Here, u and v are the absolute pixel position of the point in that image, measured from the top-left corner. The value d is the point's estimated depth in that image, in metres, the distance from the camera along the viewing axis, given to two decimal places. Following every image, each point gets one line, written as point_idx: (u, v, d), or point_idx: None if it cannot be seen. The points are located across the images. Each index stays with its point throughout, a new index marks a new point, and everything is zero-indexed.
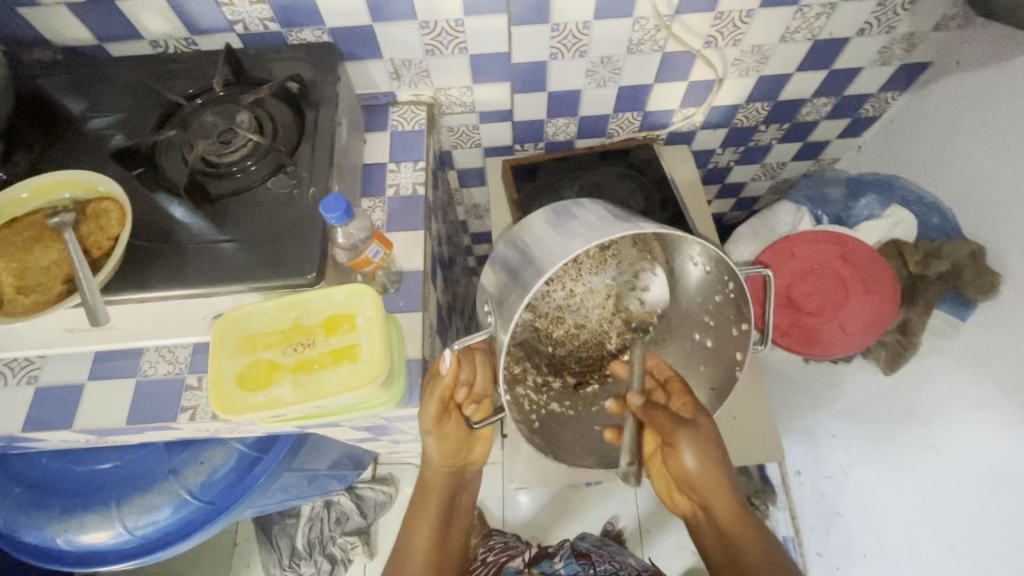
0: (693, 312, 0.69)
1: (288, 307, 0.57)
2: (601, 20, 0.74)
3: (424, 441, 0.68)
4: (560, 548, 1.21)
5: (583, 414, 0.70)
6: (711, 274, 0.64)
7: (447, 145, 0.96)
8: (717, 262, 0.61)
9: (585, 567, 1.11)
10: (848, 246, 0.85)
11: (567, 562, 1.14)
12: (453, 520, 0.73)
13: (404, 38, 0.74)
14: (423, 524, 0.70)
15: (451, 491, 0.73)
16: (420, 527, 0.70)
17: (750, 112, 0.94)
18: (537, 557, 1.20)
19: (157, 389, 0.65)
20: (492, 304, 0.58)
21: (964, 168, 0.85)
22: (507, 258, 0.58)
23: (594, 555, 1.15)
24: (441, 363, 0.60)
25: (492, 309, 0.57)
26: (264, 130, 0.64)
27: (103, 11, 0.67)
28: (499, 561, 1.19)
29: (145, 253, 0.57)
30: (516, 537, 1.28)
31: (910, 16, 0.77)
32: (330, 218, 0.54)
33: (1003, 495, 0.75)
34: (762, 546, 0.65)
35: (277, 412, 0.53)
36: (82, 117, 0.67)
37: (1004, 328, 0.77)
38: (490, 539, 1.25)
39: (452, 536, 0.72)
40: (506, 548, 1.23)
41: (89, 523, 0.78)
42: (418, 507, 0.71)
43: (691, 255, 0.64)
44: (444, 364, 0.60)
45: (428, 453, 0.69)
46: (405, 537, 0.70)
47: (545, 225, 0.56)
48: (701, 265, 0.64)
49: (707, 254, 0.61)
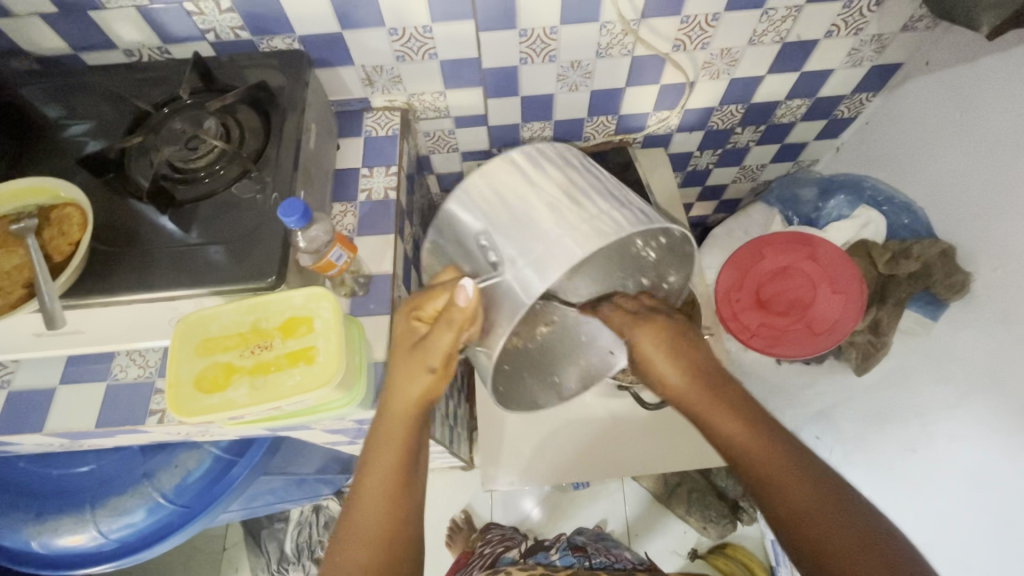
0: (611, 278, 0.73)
1: (247, 310, 0.58)
2: (568, 25, 0.74)
3: (415, 384, 0.57)
4: (557, 541, 1.18)
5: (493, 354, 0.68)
6: (650, 259, 0.69)
7: (424, 150, 0.97)
8: (670, 254, 0.65)
9: (581, 557, 1.09)
10: (818, 246, 0.85)
11: (562, 554, 1.10)
12: (420, 468, 0.60)
13: (373, 44, 0.75)
14: (381, 466, 0.58)
15: (417, 426, 0.59)
16: (375, 477, 0.57)
17: (726, 115, 0.95)
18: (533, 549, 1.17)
19: (128, 392, 0.65)
20: (487, 239, 0.55)
21: (937, 167, 0.85)
22: (491, 203, 0.56)
23: (589, 548, 1.13)
24: (465, 294, 0.53)
25: (488, 245, 0.55)
26: (230, 137, 0.64)
27: (77, 21, 0.68)
28: (494, 551, 1.16)
29: (106, 258, 0.58)
30: (512, 529, 1.29)
31: (877, 18, 0.78)
32: (289, 222, 0.54)
33: (980, 494, 0.75)
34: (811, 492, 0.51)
35: (233, 414, 0.55)
36: (57, 124, 0.69)
37: (976, 329, 0.77)
38: (488, 532, 1.26)
39: (418, 481, 0.59)
40: (502, 540, 1.20)
41: (65, 526, 0.79)
42: (373, 449, 0.58)
43: (641, 239, 0.65)
44: (461, 295, 0.53)
45: (405, 387, 0.58)
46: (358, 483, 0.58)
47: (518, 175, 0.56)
48: (645, 250, 0.67)
49: (662, 245, 0.64)
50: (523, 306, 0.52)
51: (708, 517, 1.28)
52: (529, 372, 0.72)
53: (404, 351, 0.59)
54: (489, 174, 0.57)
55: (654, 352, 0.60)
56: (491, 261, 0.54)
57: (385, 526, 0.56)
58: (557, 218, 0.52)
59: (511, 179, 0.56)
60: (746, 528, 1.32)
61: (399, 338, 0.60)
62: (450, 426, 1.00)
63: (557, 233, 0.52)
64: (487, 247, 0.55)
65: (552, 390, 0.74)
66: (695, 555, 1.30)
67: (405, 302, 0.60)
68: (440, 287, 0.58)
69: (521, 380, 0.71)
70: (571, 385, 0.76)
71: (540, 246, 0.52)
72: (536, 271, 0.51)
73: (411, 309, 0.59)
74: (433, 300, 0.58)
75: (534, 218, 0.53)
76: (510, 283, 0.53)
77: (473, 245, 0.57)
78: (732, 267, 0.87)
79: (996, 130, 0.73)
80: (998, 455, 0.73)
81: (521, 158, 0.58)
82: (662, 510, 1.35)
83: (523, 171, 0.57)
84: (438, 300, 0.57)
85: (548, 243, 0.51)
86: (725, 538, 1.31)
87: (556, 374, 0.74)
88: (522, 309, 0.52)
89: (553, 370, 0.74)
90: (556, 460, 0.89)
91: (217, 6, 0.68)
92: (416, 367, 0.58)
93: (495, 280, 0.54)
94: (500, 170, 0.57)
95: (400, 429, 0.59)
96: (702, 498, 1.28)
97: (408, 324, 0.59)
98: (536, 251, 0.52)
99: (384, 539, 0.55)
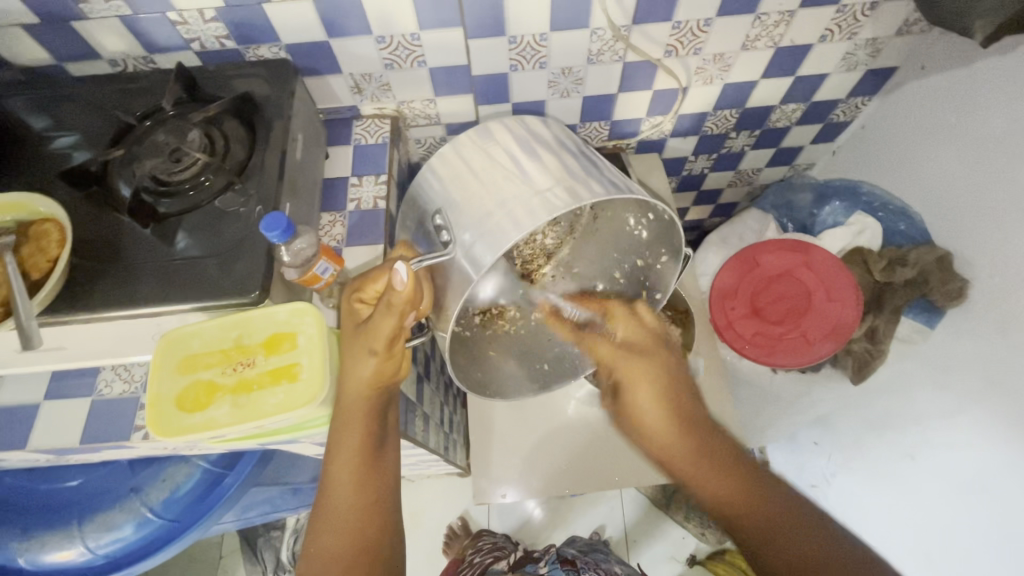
0: (604, 261, 0.77)
1: (229, 326, 0.57)
2: (557, 32, 0.73)
3: (360, 364, 0.56)
4: (546, 552, 1.17)
5: (480, 337, 0.73)
6: (642, 239, 0.72)
7: (416, 156, 0.96)
8: (660, 231, 0.68)
9: (570, 572, 1.08)
10: (812, 254, 0.84)
11: (552, 568, 1.09)
12: (386, 444, 0.60)
13: (361, 53, 0.74)
14: (348, 456, 0.58)
15: (379, 411, 0.59)
16: (344, 460, 0.58)
17: (720, 119, 0.94)
18: (522, 562, 1.16)
19: (111, 408, 0.64)
20: (442, 219, 0.60)
21: (931, 172, 0.84)
22: (458, 181, 0.61)
23: (579, 562, 1.11)
24: (399, 277, 0.52)
25: (443, 225, 0.59)
26: (215, 148, 0.63)
27: (59, 32, 0.68)
28: (483, 562, 1.16)
29: (86, 273, 0.57)
30: (506, 537, 1.27)
31: (871, 22, 0.77)
32: (272, 237, 0.53)
33: (979, 504, 0.74)
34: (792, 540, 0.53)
35: (215, 433, 0.54)
36: (42, 135, 0.68)
37: (973, 336, 0.76)
38: (480, 540, 1.25)
39: (386, 456, 0.60)
40: (493, 550, 1.20)
41: (51, 542, 0.79)
42: (336, 436, 0.58)
43: (632, 215, 0.71)
44: (397, 279, 0.53)
45: (351, 369, 0.56)
46: (329, 466, 0.58)
47: (489, 155, 0.61)
48: (638, 229, 0.72)
49: (652, 221, 0.68)
50: (470, 281, 0.55)
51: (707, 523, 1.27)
52: (513, 355, 0.75)
53: (348, 337, 0.57)
54: (454, 154, 0.63)
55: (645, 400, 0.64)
56: (444, 241, 0.58)
57: (358, 507, 0.58)
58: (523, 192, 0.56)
59: (480, 154, 0.61)
60: None
61: (345, 323, 0.59)
62: (445, 434, 0.99)
63: (517, 200, 0.55)
64: (441, 227, 0.59)
65: (539, 376, 0.76)
66: (693, 561, 1.29)
67: (348, 285, 0.59)
68: (381, 268, 0.58)
69: (501, 372, 0.73)
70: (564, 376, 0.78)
71: (496, 215, 0.55)
72: (487, 243, 0.54)
73: (353, 291, 0.58)
74: (375, 282, 0.57)
75: (503, 201, 0.56)
76: (461, 261, 0.56)
77: (431, 224, 0.62)
78: (726, 274, 0.86)
79: (991, 136, 0.72)
80: (996, 466, 0.72)
81: (501, 135, 0.63)
82: (660, 516, 1.33)
83: (500, 141, 0.62)
84: (378, 283, 0.57)
85: (503, 214, 0.55)
86: (724, 545, 1.29)
87: (543, 361, 0.77)
88: (469, 285, 0.55)
89: (541, 357, 0.77)
90: (551, 470, 0.89)
91: (200, 15, 0.67)
92: (358, 352, 0.56)
93: (447, 258, 0.57)
94: (468, 148, 0.62)
95: (358, 412, 0.57)
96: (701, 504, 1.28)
97: (350, 308, 0.58)
98: (491, 219, 0.55)
99: (359, 514, 0.58)
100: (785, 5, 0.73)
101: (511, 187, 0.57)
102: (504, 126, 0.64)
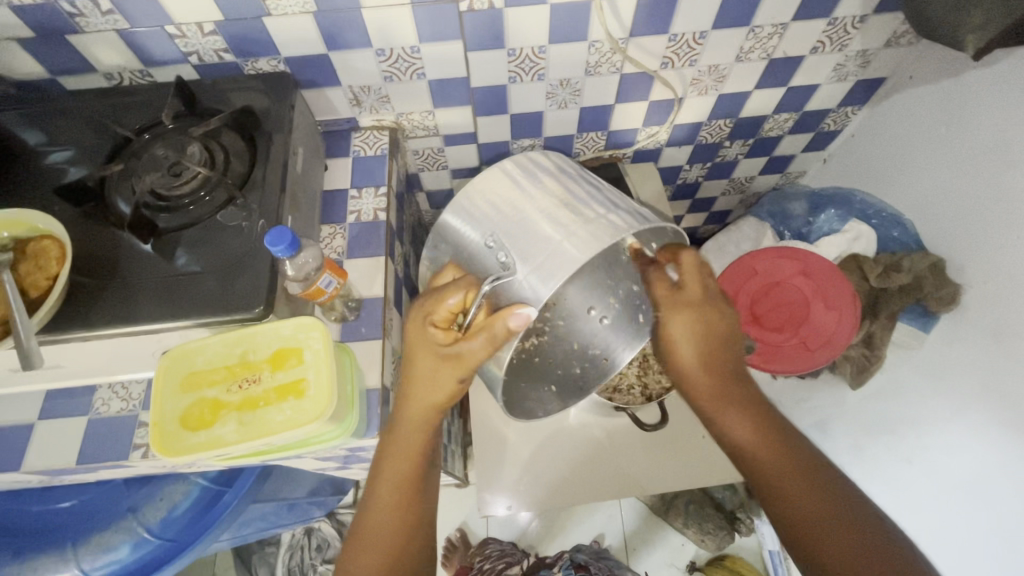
0: (599, 288, 0.72)
1: (233, 342, 0.56)
2: (556, 44, 0.74)
3: (441, 385, 0.59)
4: (559, 559, 1.19)
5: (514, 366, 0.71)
6: (639, 262, 0.69)
7: (414, 168, 0.95)
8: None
9: None
10: (809, 261, 0.85)
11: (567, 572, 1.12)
12: (432, 468, 0.65)
13: (361, 66, 0.74)
14: (391, 478, 0.62)
15: (428, 436, 0.63)
16: (389, 478, 0.62)
17: (714, 129, 0.95)
18: (535, 567, 1.19)
19: (109, 427, 0.63)
20: (493, 241, 0.58)
21: (922, 180, 0.86)
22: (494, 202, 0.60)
23: (593, 568, 1.14)
24: (520, 316, 0.53)
25: (495, 247, 0.58)
26: (215, 162, 0.63)
27: (54, 46, 0.67)
28: (495, 568, 1.20)
29: (87, 290, 0.56)
30: (512, 545, 1.28)
31: (861, 34, 0.78)
32: (276, 251, 0.53)
33: (977, 505, 0.75)
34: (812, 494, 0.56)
35: (221, 452, 0.53)
36: (38, 151, 0.67)
37: (967, 340, 0.78)
38: (487, 547, 1.27)
39: (428, 481, 0.64)
40: (502, 556, 1.23)
41: (44, 566, 0.77)
42: (389, 455, 0.62)
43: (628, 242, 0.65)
44: (517, 317, 0.54)
45: (419, 394, 0.60)
46: (373, 486, 0.63)
47: (511, 181, 0.60)
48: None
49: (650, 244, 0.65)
50: (539, 305, 0.54)
51: (706, 529, 1.26)
52: (529, 382, 0.74)
53: (428, 360, 0.59)
54: (487, 181, 0.61)
55: (681, 333, 0.60)
56: (501, 262, 0.57)
57: (396, 526, 0.62)
58: (560, 220, 0.55)
59: (511, 180, 0.60)
60: (744, 539, 1.31)
61: (420, 344, 0.59)
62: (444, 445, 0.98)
63: (561, 230, 0.54)
64: (494, 249, 0.58)
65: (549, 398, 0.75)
66: (693, 568, 1.29)
67: (420, 312, 0.58)
68: (452, 286, 0.58)
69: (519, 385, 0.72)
70: (572, 390, 0.77)
71: (548, 247, 0.54)
72: (543, 276, 0.54)
73: (430, 316, 0.58)
74: (449, 305, 0.57)
75: (540, 227, 0.55)
76: (523, 284, 0.55)
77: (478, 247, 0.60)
78: (726, 284, 0.86)
79: (980, 143, 0.74)
80: (991, 467, 0.73)
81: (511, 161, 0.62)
82: (659, 523, 1.33)
83: (512, 166, 0.62)
84: (451, 301, 0.57)
85: (551, 250, 0.54)
86: (723, 550, 1.29)
87: (551, 384, 0.75)
88: (534, 309, 0.54)
89: (548, 379, 0.75)
90: (554, 481, 0.88)
91: (199, 28, 0.67)
92: (445, 375, 0.58)
93: (507, 280, 0.56)
94: (491, 182, 0.60)
95: (414, 434, 0.62)
96: (700, 509, 1.28)
97: (423, 331, 0.58)
98: (543, 251, 0.54)
99: (399, 532, 0.62)
100: (778, 18, 0.74)
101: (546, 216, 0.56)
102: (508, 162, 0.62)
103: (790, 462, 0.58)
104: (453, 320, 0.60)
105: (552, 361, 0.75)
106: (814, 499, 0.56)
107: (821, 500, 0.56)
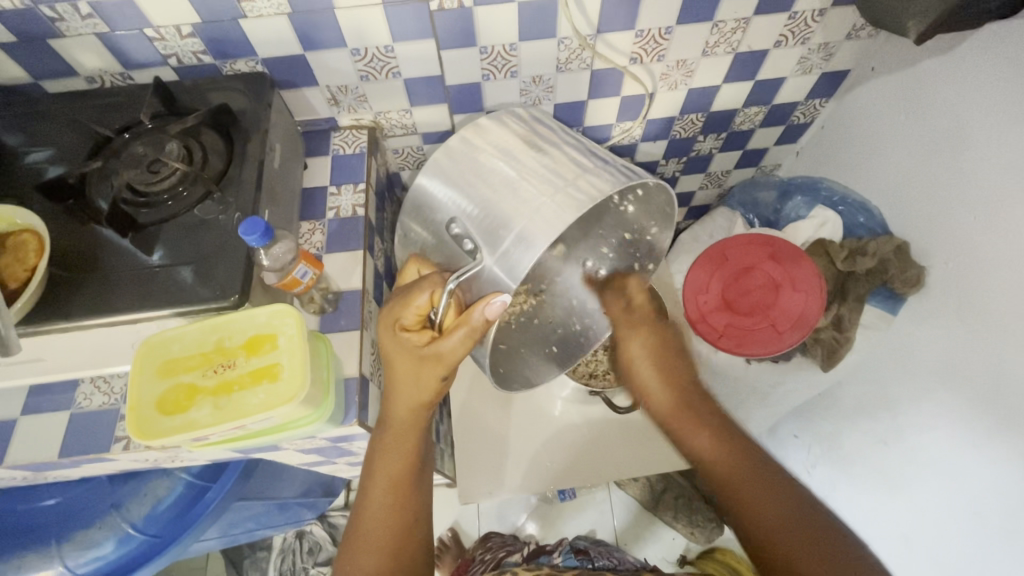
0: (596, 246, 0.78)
1: (209, 330, 0.58)
2: (527, 42, 0.76)
3: (425, 383, 0.60)
4: (558, 546, 1.17)
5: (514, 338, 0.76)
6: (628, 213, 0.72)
7: (394, 166, 0.97)
8: (647, 208, 0.69)
9: (584, 560, 1.09)
10: (775, 246, 0.88)
11: (566, 556, 1.10)
12: (424, 469, 0.67)
13: (336, 65, 0.76)
14: (383, 480, 0.64)
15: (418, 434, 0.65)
16: (381, 480, 0.64)
17: (686, 124, 0.97)
18: (535, 553, 1.15)
19: (91, 420, 0.64)
20: (459, 227, 0.60)
21: (888, 168, 0.88)
22: (461, 182, 0.61)
23: (592, 552, 1.13)
24: (494, 304, 0.55)
25: (462, 233, 0.59)
26: (193, 158, 0.64)
27: (36, 50, 0.69)
28: (496, 556, 1.17)
29: (65, 283, 0.58)
30: (513, 537, 1.27)
31: (821, 28, 0.81)
32: (250, 240, 0.54)
33: (950, 483, 0.77)
34: (770, 498, 0.60)
35: (196, 435, 0.55)
36: (18, 151, 0.68)
37: (934, 321, 0.80)
38: (488, 540, 1.25)
39: (419, 482, 0.66)
40: (504, 545, 1.21)
41: (28, 562, 0.78)
42: (380, 457, 0.64)
43: (617, 196, 0.68)
44: (494, 305, 0.55)
45: (405, 392, 0.61)
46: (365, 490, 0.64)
47: (485, 160, 0.61)
48: (624, 205, 0.70)
49: (638, 198, 0.68)
50: (510, 286, 0.56)
51: (695, 522, 1.27)
52: (526, 347, 0.78)
53: (406, 361, 0.59)
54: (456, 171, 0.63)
55: (638, 352, 0.73)
56: (468, 248, 0.59)
57: (391, 529, 0.63)
58: (532, 192, 0.56)
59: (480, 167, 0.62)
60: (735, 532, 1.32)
61: (395, 348, 0.59)
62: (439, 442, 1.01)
63: (538, 201, 0.55)
64: (461, 235, 0.60)
65: (549, 358, 0.80)
66: (684, 561, 1.29)
67: (388, 315, 0.59)
68: (416, 287, 0.59)
69: (519, 356, 0.76)
70: (569, 353, 0.82)
71: (527, 217, 0.55)
72: (513, 254, 0.55)
73: (399, 317, 0.59)
74: (417, 301, 0.58)
75: (513, 200, 0.57)
76: (492, 268, 0.57)
77: (446, 233, 0.61)
78: (697, 271, 0.89)
79: (938, 129, 0.77)
80: (960, 445, 0.75)
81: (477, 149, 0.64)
82: (650, 518, 1.34)
83: (490, 137, 0.62)
84: (418, 301, 0.58)
85: (535, 215, 0.55)
86: (713, 543, 1.30)
87: (552, 345, 0.80)
88: (508, 288, 0.56)
89: (548, 341, 0.80)
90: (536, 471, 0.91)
91: (178, 31, 0.69)
92: (428, 375, 0.59)
93: (475, 270, 0.57)
94: (480, 145, 0.62)
95: (407, 430, 0.64)
96: (688, 503, 1.28)
97: (397, 337, 0.59)
98: (525, 222, 0.55)
99: (395, 536, 0.63)
100: (740, 13, 0.77)
101: (510, 195, 0.57)
102: (491, 122, 0.64)
103: (749, 470, 0.63)
104: (425, 320, 0.61)
105: (551, 321, 0.80)
106: (769, 502, 0.60)
107: (776, 506, 0.60)
